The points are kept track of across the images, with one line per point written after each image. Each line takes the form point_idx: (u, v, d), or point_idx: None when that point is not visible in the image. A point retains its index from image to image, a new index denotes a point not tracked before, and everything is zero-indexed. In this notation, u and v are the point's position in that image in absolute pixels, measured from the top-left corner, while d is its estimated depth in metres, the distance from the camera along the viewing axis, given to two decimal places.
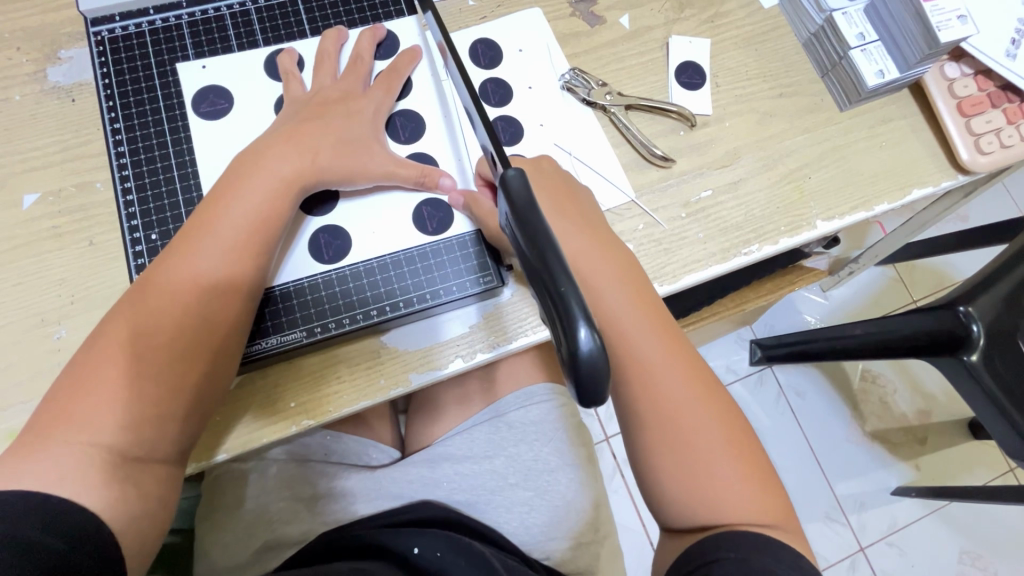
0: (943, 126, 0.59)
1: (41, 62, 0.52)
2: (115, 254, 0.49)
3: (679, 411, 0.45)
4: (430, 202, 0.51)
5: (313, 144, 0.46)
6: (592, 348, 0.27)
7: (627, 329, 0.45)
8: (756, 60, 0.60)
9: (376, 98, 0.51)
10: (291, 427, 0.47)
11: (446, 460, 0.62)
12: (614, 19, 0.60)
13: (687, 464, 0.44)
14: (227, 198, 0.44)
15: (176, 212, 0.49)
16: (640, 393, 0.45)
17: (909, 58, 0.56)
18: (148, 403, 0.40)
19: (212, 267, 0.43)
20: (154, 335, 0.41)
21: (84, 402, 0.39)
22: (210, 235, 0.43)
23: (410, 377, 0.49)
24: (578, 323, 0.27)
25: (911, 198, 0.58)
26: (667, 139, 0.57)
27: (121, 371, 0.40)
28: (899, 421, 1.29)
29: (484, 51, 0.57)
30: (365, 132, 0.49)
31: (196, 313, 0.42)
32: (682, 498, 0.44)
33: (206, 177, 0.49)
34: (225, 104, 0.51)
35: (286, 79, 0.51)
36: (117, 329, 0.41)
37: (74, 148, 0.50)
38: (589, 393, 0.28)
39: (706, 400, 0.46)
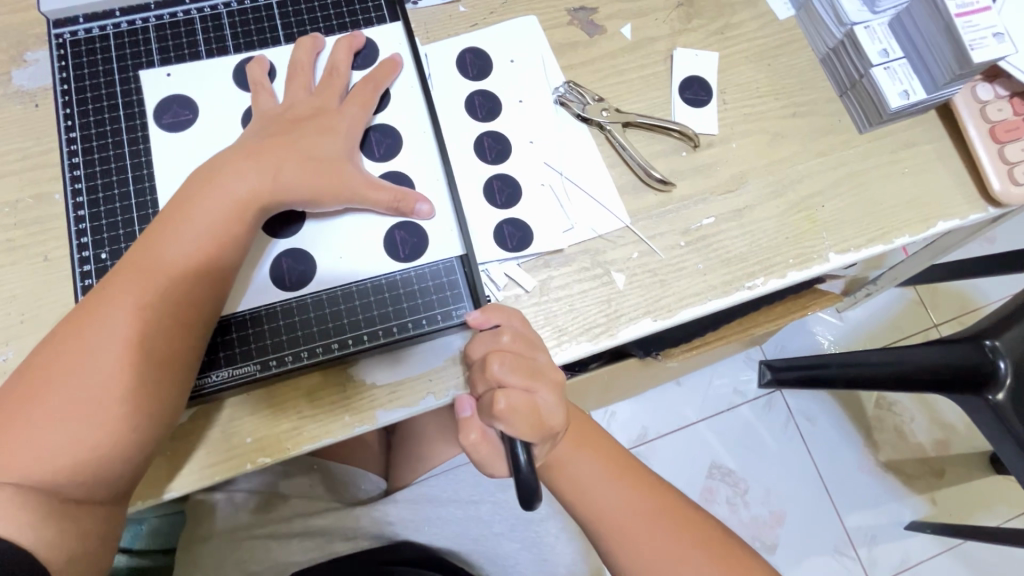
0: (973, 153, 0.54)
1: (5, 64, 0.50)
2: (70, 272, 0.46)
3: (668, 558, 0.46)
4: (402, 227, 0.47)
5: (277, 163, 0.43)
6: (526, 463, 0.39)
7: (603, 486, 0.47)
8: (767, 75, 0.56)
9: (351, 112, 0.47)
10: (246, 467, 0.44)
11: (427, 502, 0.58)
12: (615, 29, 0.56)
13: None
14: (181, 218, 0.41)
15: (130, 230, 0.46)
16: (621, 550, 0.46)
17: (938, 78, 0.50)
18: (88, 438, 0.37)
19: (162, 291, 0.40)
20: (97, 361, 0.38)
21: (17, 435, 0.36)
22: (161, 257, 0.40)
23: (377, 415, 0.45)
24: (517, 446, 0.40)
25: (935, 231, 0.53)
26: (668, 160, 0.53)
27: (61, 403, 0.37)
28: (916, 452, 1.22)
29: (472, 61, 0.53)
30: (336, 151, 0.45)
31: (144, 341, 0.39)
32: None
33: (165, 193, 0.46)
34: (188, 116, 0.48)
35: (257, 90, 0.48)
36: (58, 356, 0.38)
37: (34, 157, 0.48)
38: (526, 497, 0.38)
39: (688, 534, 0.47)
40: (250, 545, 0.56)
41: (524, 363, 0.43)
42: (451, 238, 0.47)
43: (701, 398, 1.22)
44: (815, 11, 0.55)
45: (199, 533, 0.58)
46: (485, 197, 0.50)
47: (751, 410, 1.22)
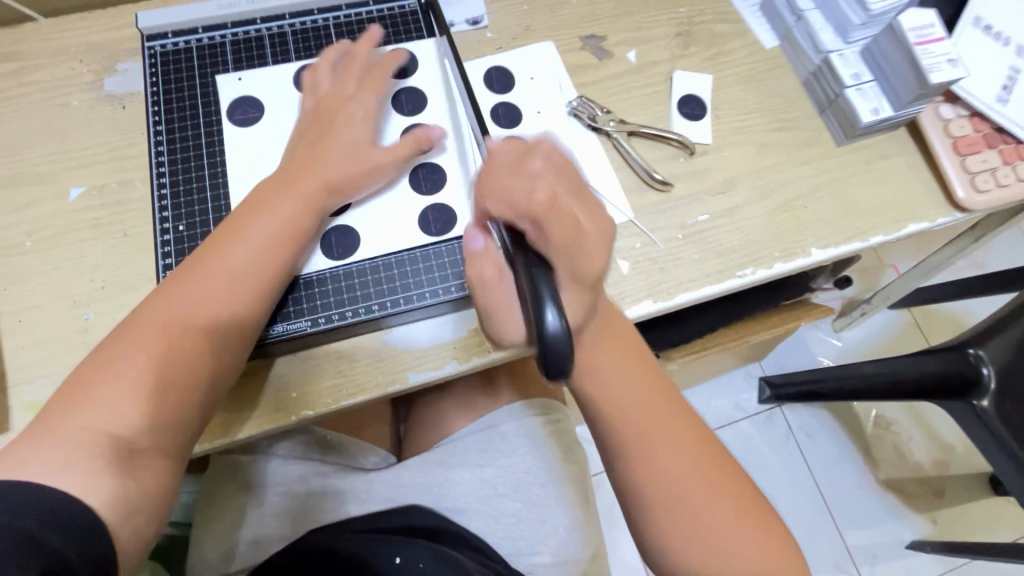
0: (939, 165, 0.61)
1: (99, 73, 0.58)
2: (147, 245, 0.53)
3: (683, 486, 0.46)
4: (434, 209, 0.54)
5: (319, 154, 0.50)
6: (556, 327, 0.31)
7: (631, 403, 0.46)
8: (756, 96, 0.64)
9: (364, 98, 0.53)
10: (291, 416, 0.49)
11: (439, 466, 0.62)
12: (621, 53, 0.64)
13: (687, 534, 0.46)
14: (257, 212, 0.48)
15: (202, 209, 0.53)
16: (648, 473, 0.46)
17: (902, 97, 0.58)
18: (164, 399, 0.42)
19: (238, 272, 0.46)
20: (178, 329, 0.44)
21: (103, 390, 0.41)
22: (236, 245, 0.47)
23: (407, 375, 0.51)
24: (544, 307, 0.31)
25: (905, 232, 0.60)
26: (667, 165, 0.60)
27: (143, 364, 0.42)
28: (915, 471, 1.24)
29: (497, 77, 0.61)
30: (365, 136, 0.52)
31: (217, 318, 0.45)
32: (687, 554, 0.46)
33: (234, 178, 0.54)
34: (255, 115, 0.55)
35: (296, 86, 0.55)
36: (140, 329, 0.44)
37: (120, 149, 0.56)
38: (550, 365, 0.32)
39: (704, 463, 0.47)
40: (270, 503, 0.61)
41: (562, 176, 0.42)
42: None
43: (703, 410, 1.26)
44: (796, 41, 0.64)
45: (223, 493, 0.62)
46: None
47: (751, 423, 1.26)
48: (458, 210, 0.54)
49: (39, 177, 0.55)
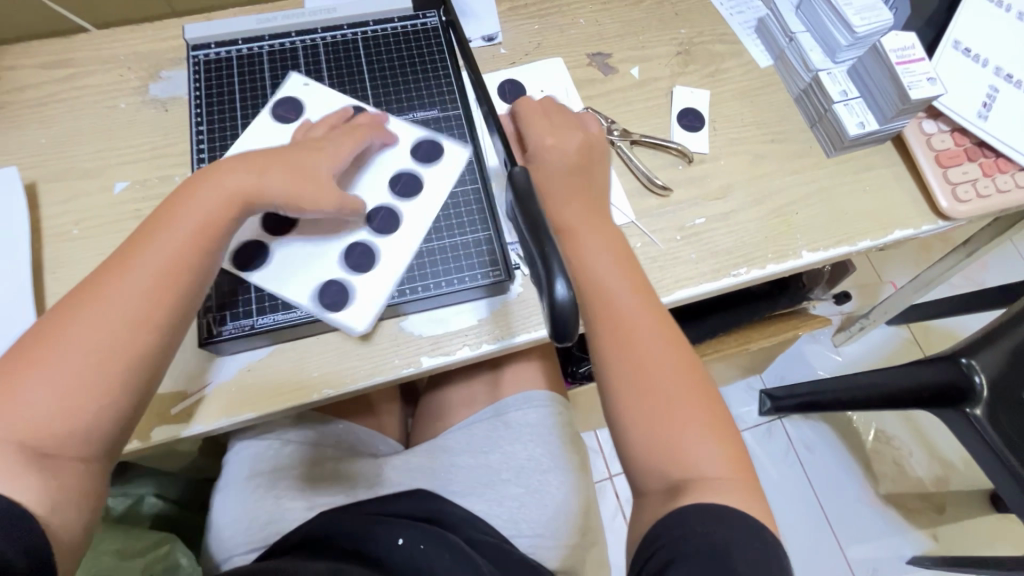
0: (923, 177, 0.65)
1: (145, 79, 0.64)
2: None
3: (660, 373, 0.46)
4: (387, 206, 0.56)
5: (260, 167, 0.49)
6: (565, 299, 0.34)
7: (617, 294, 0.48)
8: (751, 110, 0.68)
9: (343, 146, 0.53)
10: (311, 395, 0.53)
11: (445, 452, 0.66)
12: (625, 70, 0.69)
13: (657, 425, 0.45)
14: (175, 211, 0.46)
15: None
16: (622, 355, 0.47)
17: (886, 112, 0.62)
18: (92, 408, 0.41)
19: (153, 271, 0.44)
20: (90, 329, 0.42)
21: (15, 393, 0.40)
22: (154, 244, 0.45)
23: (420, 359, 0.54)
24: (557, 280, 0.34)
25: (892, 238, 0.63)
26: (667, 172, 0.64)
27: (54, 364, 0.41)
28: (915, 487, 1.25)
29: (510, 89, 0.66)
30: (320, 166, 0.51)
31: (131, 318, 0.43)
32: (651, 449, 0.45)
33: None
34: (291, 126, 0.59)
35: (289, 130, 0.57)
36: (61, 334, 0.42)
37: (162, 147, 0.61)
38: (562, 333, 0.35)
39: (685, 370, 0.47)
40: (285, 484, 0.63)
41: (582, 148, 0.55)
42: (493, 216, 0.58)
43: None
44: (788, 61, 0.69)
45: (238, 475, 0.64)
46: None
47: (752, 434, 1.27)
48: (474, 206, 0.58)
49: (87, 171, 0.59)
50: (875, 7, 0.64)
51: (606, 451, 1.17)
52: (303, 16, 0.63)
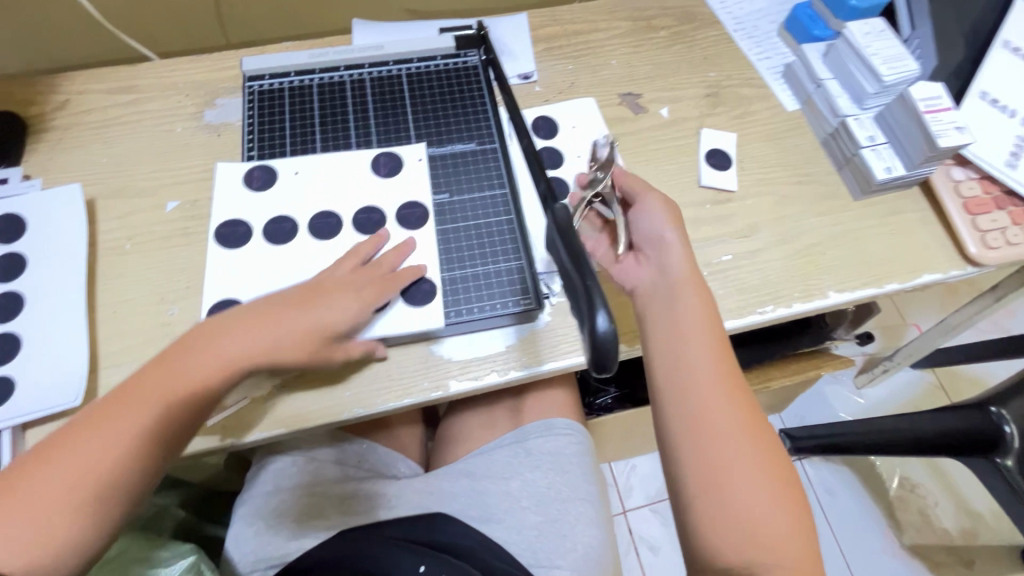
0: (951, 222, 0.65)
1: (201, 106, 0.68)
2: (224, 222, 0.58)
3: (741, 450, 0.44)
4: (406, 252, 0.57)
5: (286, 322, 0.48)
6: (607, 329, 0.35)
7: (693, 362, 0.47)
8: (778, 152, 0.70)
9: (366, 294, 0.52)
10: (342, 414, 0.54)
11: (466, 476, 0.66)
12: (655, 110, 0.72)
13: (730, 508, 0.43)
14: (189, 353, 0.46)
15: (285, 226, 0.58)
16: (701, 429, 0.45)
17: (914, 158, 0.63)
18: (62, 544, 0.42)
19: (156, 409, 0.44)
20: (86, 462, 0.42)
21: (16, 508, 0.41)
22: (165, 385, 0.45)
23: (449, 383, 0.55)
24: (599, 311, 0.35)
25: (920, 281, 0.63)
26: (694, 209, 0.66)
27: (49, 487, 0.42)
28: (941, 538, 1.18)
29: (543, 125, 0.69)
30: (335, 328, 0.50)
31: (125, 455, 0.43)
32: (724, 532, 0.43)
33: (323, 229, 0.58)
34: (375, 213, 0.59)
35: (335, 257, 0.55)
36: (57, 458, 0.42)
37: (213, 169, 0.64)
38: (601, 362, 0.36)
39: (761, 446, 0.45)
40: (308, 500, 0.63)
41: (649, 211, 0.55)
42: (525, 246, 0.59)
43: None
44: (815, 106, 0.71)
45: (261, 488, 0.65)
46: None
47: None
48: (508, 235, 0.60)
49: (141, 190, 0.63)
50: (903, 58, 0.66)
51: (621, 485, 1.16)
52: (352, 52, 0.67)
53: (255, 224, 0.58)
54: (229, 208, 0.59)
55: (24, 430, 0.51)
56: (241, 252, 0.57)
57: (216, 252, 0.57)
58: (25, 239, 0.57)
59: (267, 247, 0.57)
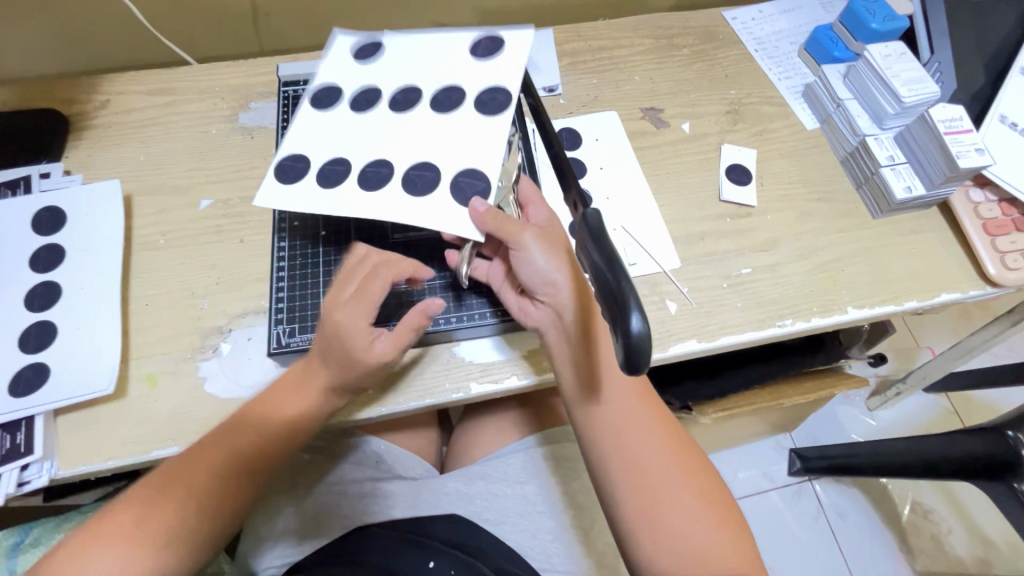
0: (970, 243, 0.66)
1: (236, 109, 0.70)
2: (288, 151, 0.53)
3: (651, 463, 0.51)
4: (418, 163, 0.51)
5: (330, 368, 0.50)
6: (641, 330, 0.37)
7: (611, 399, 0.53)
8: (797, 169, 0.71)
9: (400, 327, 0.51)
10: (365, 411, 0.55)
11: (481, 479, 0.66)
12: (677, 124, 0.73)
13: (659, 527, 0.49)
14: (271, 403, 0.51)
15: (340, 170, 0.52)
16: (619, 450, 0.52)
17: (934, 178, 0.64)
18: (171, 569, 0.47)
19: (245, 453, 0.50)
20: (192, 499, 0.48)
21: (124, 539, 0.46)
22: (248, 433, 0.50)
23: (471, 385, 0.56)
24: (633, 312, 0.37)
25: (938, 300, 0.64)
26: (715, 223, 0.67)
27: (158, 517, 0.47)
28: (954, 567, 1.14)
29: (566, 137, 0.70)
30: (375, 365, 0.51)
31: (221, 491, 0.49)
32: (648, 536, 0.50)
33: (374, 180, 0.51)
34: (429, 173, 0.51)
35: (411, 316, 0.51)
36: (157, 496, 0.47)
37: (246, 169, 0.66)
38: (636, 365, 0.37)
39: (681, 468, 0.52)
40: (326, 499, 0.64)
41: (549, 241, 0.52)
42: None
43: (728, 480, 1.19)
44: (834, 125, 0.72)
45: (280, 486, 0.66)
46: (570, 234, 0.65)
47: (780, 495, 1.19)
48: None
49: (176, 188, 0.65)
50: (923, 80, 0.67)
51: None
52: None
53: (315, 160, 0.53)
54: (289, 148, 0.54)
55: (57, 416, 0.53)
56: (293, 187, 0.51)
57: (273, 176, 0.52)
58: (64, 230, 0.59)
59: (317, 187, 0.51)
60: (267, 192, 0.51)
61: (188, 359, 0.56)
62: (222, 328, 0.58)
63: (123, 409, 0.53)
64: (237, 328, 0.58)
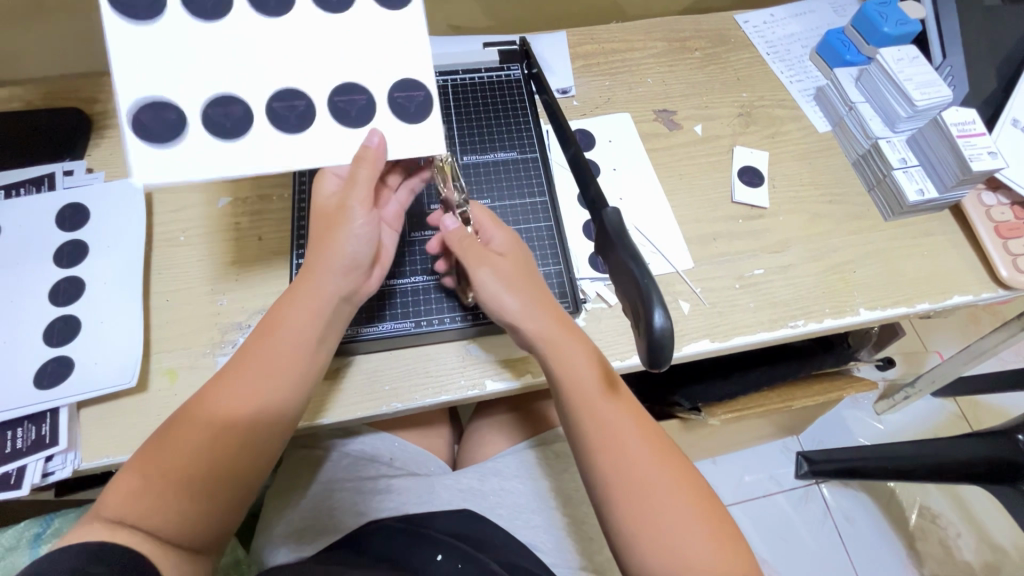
0: (983, 245, 0.66)
1: None
2: (142, 100, 0.44)
3: (641, 472, 0.46)
4: (340, 94, 0.47)
5: (323, 261, 0.49)
6: (664, 325, 0.41)
7: (595, 394, 0.49)
8: (809, 171, 0.72)
9: (358, 196, 0.48)
10: (381, 407, 0.56)
11: (494, 475, 0.67)
12: (689, 127, 0.74)
13: (650, 531, 0.44)
14: (271, 330, 0.49)
15: (234, 113, 0.46)
16: (605, 460, 0.47)
17: (946, 181, 0.65)
18: (188, 509, 0.44)
19: (249, 374, 0.47)
20: (203, 431, 0.45)
21: (141, 485, 0.43)
22: (253, 354, 0.48)
23: (486, 382, 0.57)
24: (656, 308, 0.41)
25: (950, 302, 0.64)
26: (728, 224, 0.67)
27: (176, 455, 0.44)
28: (963, 571, 1.13)
29: (580, 138, 0.71)
30: (343, 255, 0.49)
31: (228, 420, 0.46)
32: (643, 548, 0.44)
33: (289, 117, 0.47)
34: (360, 96, 0.48)
35: (358, 151, 0.48)
36: (176, 436, 0.45)
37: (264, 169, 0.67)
38: (658, 355, 0.42)
39: (677, 474, 0.47)
40: (341, 494, 0.65)
41: (503, 280, 0.50)
42: (563, 251, 0.61)
43: (735, 482, 1.19)
44: (847, 128, 0.72)
45: (297, 481, 0.67)
46: (584, 236, 0.66)
47: (787, 498, 1.19)
48: (549, 241, 0.62)
49: (195, 185, 0.66)
50: (936, 83, 0.67)
51: None
52: None
53: (186, 107, 0.45)
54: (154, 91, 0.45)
55: (80, 409, 0.53)
56: (179, 145, 0.45)
57: (138, 139, 0.45)
58: (88, 226, 0.60)
59: (211, 139, 0.46)
60: (142, 161, 0.44)
61: (208, 354, 0.57)
62: (241, 324, 0.58)
63: (144, 403, 0.54)
64: (256, 324, 0.58)
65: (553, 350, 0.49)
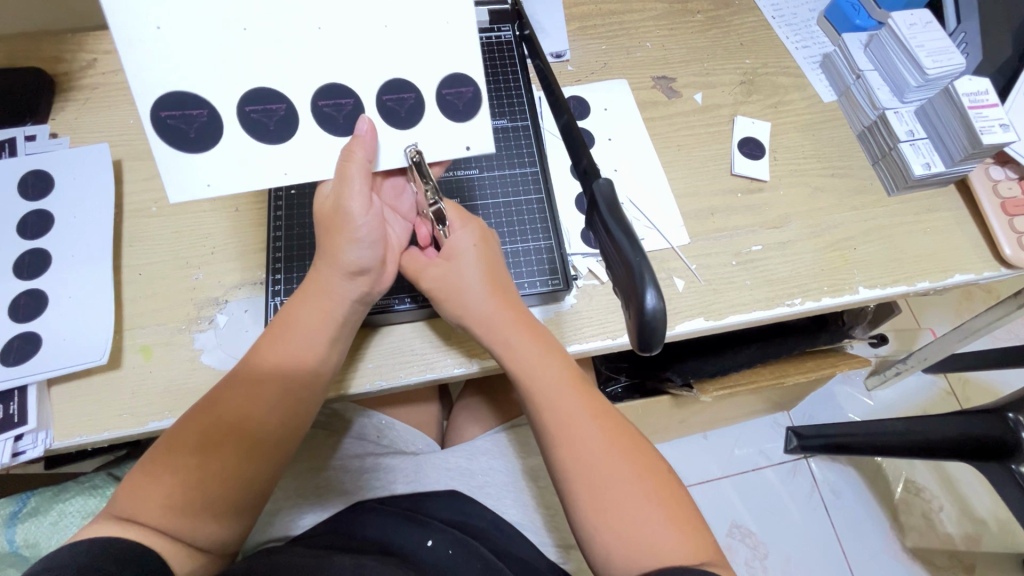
0: (987, 222, 0.64)
1: None
2: (161, 99, 0.43)
3: (597, 458, 0.45)
4: (388, 94, 0.47)
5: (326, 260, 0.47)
6: (655, 306, 0.39)
7: (556, 385, 0.47)
8: (812, 143, 0.69)
9: (360, 191, 0.45)
10: (365, 387, 0.54)
11: (482, 454, 0.66)
12: (689, 95, 0.70)
13: (610, 523, 0.43)
14: (278, 333, 0.47)
15: (275, 112, 0.45)
16: (563, 450, 0.46)
17: (954, 155, 0.62)
18: (195, 506, 0.42)
19: (256, 377, 0.46)
20: (206, 433, 0.44)
21: (149, 487, 0.42)
22: (260, 359, 0.46)
23: (472, 360, 0.55)
24: (648, 289, 0.39)
25: (951, 281, 0.62)
26: (726, 198, 0.65)
27: (183, 457, 0.43)
28: (945, 543, 1.15)
29: (575, 106, 0.68)
30: (348, 253, 0.46)
31: (231, 422, 0.44)
32: (603, 535, 0.43)
33: (336, 117, 0.46)
34: (408, 94, 0.47)
35: (348, 143, 0.46)
36: (179, 442, 0.43)
37: None
38: (650, 336, 0.40)
39: (635, 460, 0.45)
40: (328, 474, 0.63)
41: (454, 280, 0.48)
42: (553, 225, 0.58)
43: (724, 457, 1.20)
44: (853, 98, 0.69)
45: None
46: (577, 210, 0.63)
47: (775, 472, 1.19)
48: (538, 214, 0.59)
49: None
50: (949, 50, 0.64)
51: None
52: None
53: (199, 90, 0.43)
54: (134, 65, 0.41)
55: (51, 386, 0.52)
56: (212, 150, 0.45)
57: (164, 141, 0.44)
58: (51, 196, 0.57)
59: (252, 142, 0.45)
60: (177, 172, 0.45)
61: (184, 330, 0.55)
62: (218, 299, 0.56)
63: (118, 380, 0.52)
64: (233, 300, 0.56)
65: (506, 348, 0.48)
